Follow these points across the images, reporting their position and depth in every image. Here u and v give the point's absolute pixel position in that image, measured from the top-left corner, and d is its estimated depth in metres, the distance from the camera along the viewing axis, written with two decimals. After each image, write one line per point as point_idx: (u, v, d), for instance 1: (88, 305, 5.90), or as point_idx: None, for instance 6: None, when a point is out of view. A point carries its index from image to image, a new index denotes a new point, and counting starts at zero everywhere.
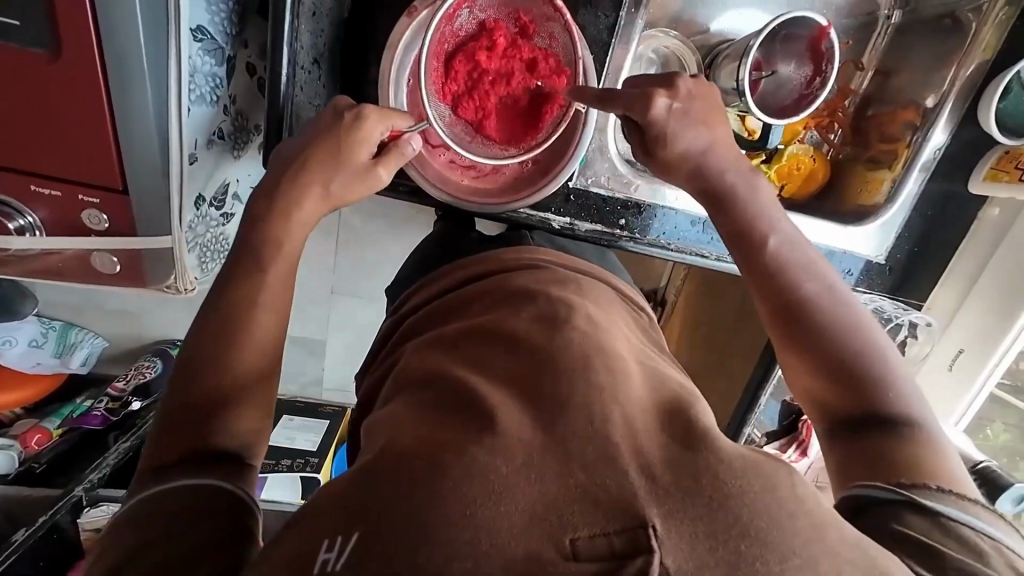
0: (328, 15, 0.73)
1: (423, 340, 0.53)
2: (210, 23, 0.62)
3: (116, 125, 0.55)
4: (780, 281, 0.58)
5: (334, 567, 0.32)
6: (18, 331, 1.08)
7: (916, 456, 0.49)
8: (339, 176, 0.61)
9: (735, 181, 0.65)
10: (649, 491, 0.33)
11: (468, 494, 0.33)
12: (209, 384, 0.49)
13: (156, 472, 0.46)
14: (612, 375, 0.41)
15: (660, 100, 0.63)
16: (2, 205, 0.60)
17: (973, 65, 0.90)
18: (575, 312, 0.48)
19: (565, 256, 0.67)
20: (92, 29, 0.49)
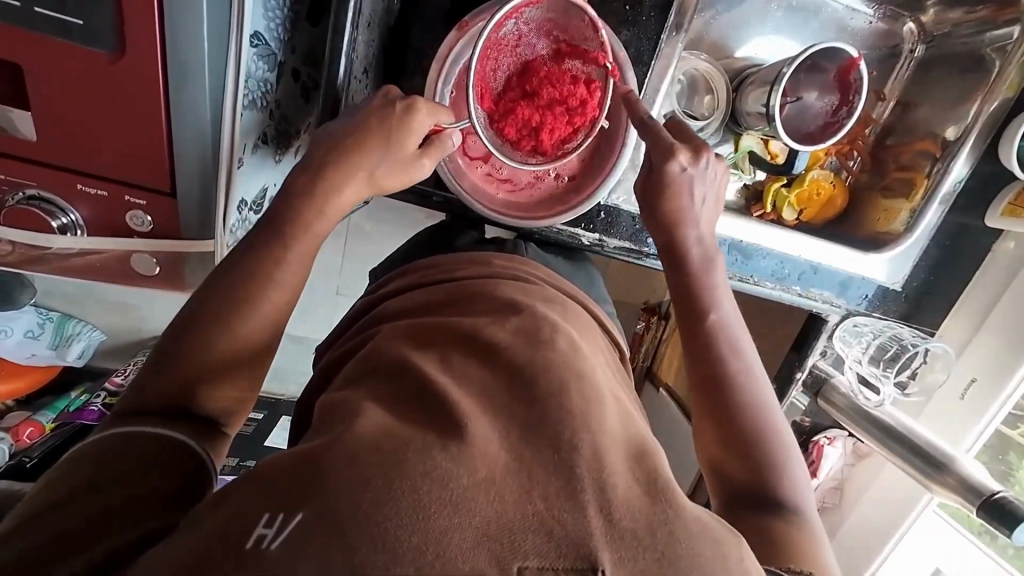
0: (378, 26, 0.71)
1: (401, 325, 0.55)
2: (268, 29, 0.56)
3: (171, 128, 0.51)
4: (711, 355, 0.64)
5: (269, 542, 0.34)
6: (15, 322, 1.16)
7: (794, 539, 0.53)
8: (385, 163, 0.62)
9: (700, 240, 0.69)
10: (605, 535, 0.36)
11: (425, 500, 0.35)
12: (200, 361, 0.53)
13: (129, 412, 0.50)
14: (586, 403, 0.43)
15: (680, 162, 0.66)
16: (43, 201, 0.54)
17: (997, 101, 0.90)
18: (557, 335, 0.51)
19: (554, 275, 0.69)
20: (157, 24, 0.46)
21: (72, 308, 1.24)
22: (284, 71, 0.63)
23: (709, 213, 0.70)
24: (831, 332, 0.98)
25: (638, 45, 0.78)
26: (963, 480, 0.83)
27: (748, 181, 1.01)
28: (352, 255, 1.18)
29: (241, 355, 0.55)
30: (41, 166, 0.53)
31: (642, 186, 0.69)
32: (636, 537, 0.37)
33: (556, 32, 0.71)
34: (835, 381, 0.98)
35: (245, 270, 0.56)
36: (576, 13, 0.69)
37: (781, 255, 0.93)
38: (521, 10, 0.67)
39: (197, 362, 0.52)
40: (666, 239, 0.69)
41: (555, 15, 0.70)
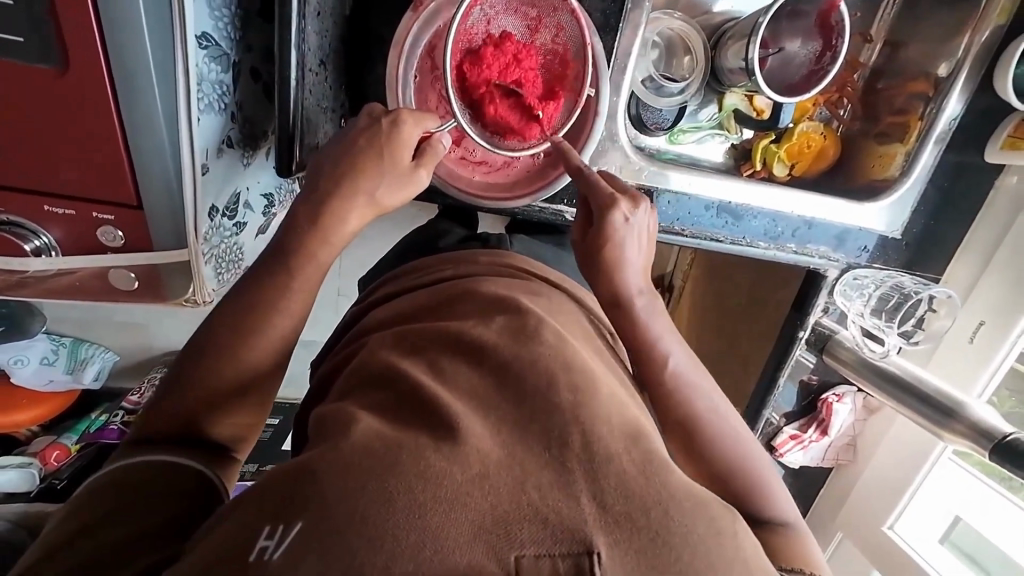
0: (331, 14, 0.68)
1: (387, 334, 0.54)
2: (215, 28, 0.55)
3: (128, 140, 0.50)
4: (672, 404, 0.61)
5: (271, 554, 0.34)
6: (30, 350, 1.18)
7: (790, 547, 0.56)
8: (385, 179, 0.61)
9: (642, 291, 0.65)
10: (598, 520, 0.36)
11: (420, 499, 0.35)
12: (209, 384, 0.54)
13: (137, 444, 0.52)
14: (574, 391, 0.43)
15: (618, 216, 0.64)
16: (15, 226, 0.55)
17: (988, 31, 0.85)
18: (543, 326, 0.49)
19: (541, 267, 0.69)
20: (95, 29, 0.45)
21: (82, 332, 1.26)
22: (241, 71, 0.62)
23: (646, 260, 0.68)
24: (832, 287, 0.96)
25: (603, 9, 0.75)
26: (974, 426, 0.81)
27: (734, 142, 1.00)
28: (348, 256, 1.19)
29: (252, 376, 0.56)
30: (8, 190, 0.53)
31: (580, 242, 0.68)
32: (630, 517, 0.37)
33: (523, 13, 0.71)
34: (839, 337, 0.98)
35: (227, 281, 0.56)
36: None
37: (772, 212, 0.91)
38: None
39: (205, 382, 0.54)
40: (612, 290, 0.64)
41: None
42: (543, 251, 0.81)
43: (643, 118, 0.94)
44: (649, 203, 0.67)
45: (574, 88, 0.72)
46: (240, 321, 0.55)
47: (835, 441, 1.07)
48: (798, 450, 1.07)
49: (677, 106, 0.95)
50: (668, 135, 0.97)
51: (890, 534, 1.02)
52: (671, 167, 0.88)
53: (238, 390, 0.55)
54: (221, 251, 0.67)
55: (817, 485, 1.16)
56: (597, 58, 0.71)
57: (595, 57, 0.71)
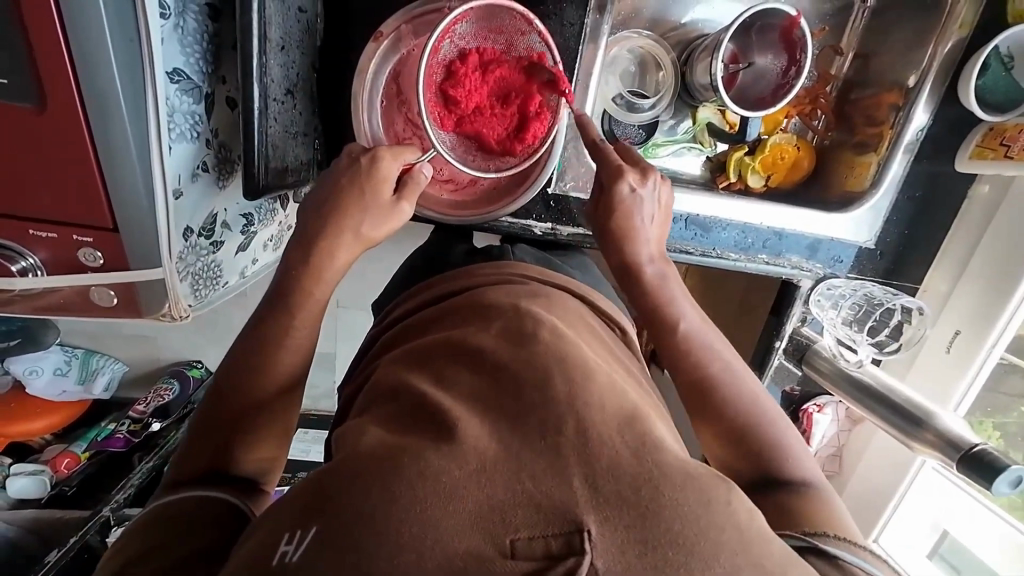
0: (296, 46, 0.71)
1: (397, 353, 0.57)
2: (187, 64, 0.60)
3: (102, 168, 0.55)
4: (688, 362, 0.63)
5: (291, 557, 0.38)
6: (43, 361, 1.22)
7: (811, 509, 0.55)
8: (369, 214, 0.64)
9: (653, 257, 0.69)
10: (590, 499, 0.37)
11: (419, 493, 0.37)
12: (234, 407, 0.58)
13: (172, 485, 0.56)
14: (570, 384, 0.44)
15: (626, 186, 0.67)
16: (3, 248, 0.59)
17: (951, 42, 0.87)
18: (541, 326, 0.52)
19: (545, 272, 0.71)
20: (70, 72, 0.49)
21: (95, 343, 1.31)
22: (215, 99, 0.66)
23: (657, 229, 0.71)
24: (806, 297, 0.98)
25: (563, 34, 0.80)
26: (941, 436, 0.82)
27: (710, 154, 1.02)
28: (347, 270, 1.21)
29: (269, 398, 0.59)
30: None
31: (591, 217, 0.71)
32: (621, 496, 0.37)
33: (491, 38, 0.72)
34: (818, 347, 0.98)
35: None
36: (505, 15, 0.71)
37: (739, 225, 0.94)
38: (452, 29, 0.69)
39: (229, 404, 0.58)
40: (624, 258, 0.68)
41: (486, 22, 0.71)
42: (542, 255, 0.84)
43: (615, 134, 0.97)
44: (660, 172, 0.70)
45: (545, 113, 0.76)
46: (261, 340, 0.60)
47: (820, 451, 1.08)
48: None
49: (649, 122, 0.98)
50: (642, 150, 0.99)
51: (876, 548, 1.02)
52: None
53: (256, 410, 0.58)
54: (198, 268, 0.71)
55: None
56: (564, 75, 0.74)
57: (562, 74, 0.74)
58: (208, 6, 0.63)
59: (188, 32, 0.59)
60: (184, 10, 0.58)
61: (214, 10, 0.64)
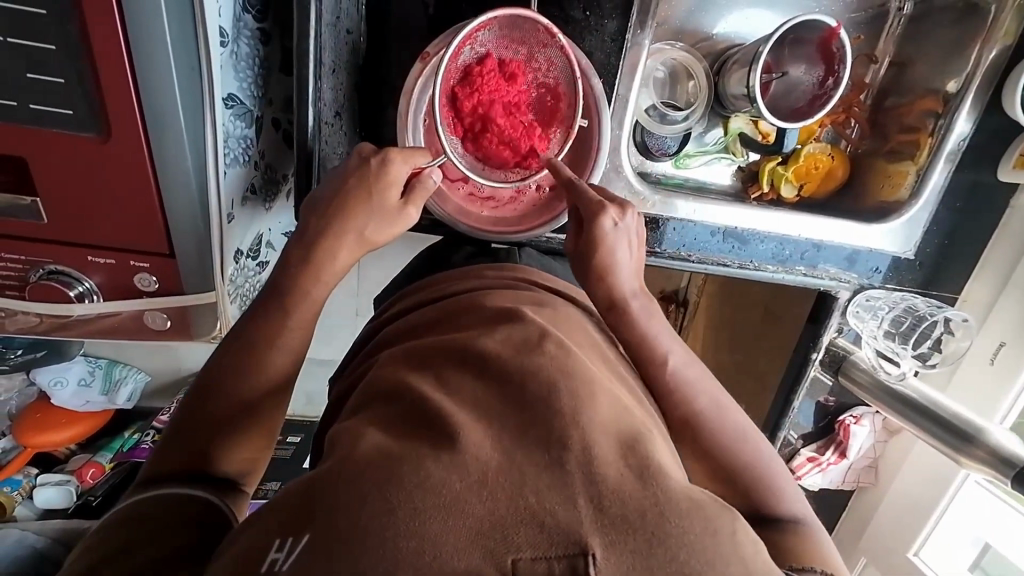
0: (345, 68, 0.72)
1: (394, 352, 0.55)
2: (241, 88, 0.60)
3: (162, 194, 0.55)
4: (677, 399, 0.60)
5: (281, 565, 0.37)
6: (69, 372, 1.25)
7: (801, 545, 0.54)
8: (374, 216, 0.63)
9: (634, 293, 0.66)
10: (594, 520, 0.36)
11: (419, 507, 0.36)
12: (215, 406, 0.55)
13: (144, 482, 0.52)
14: (574, 398, 0.42)
15: (608, 219, 0.67)
16: (61, 275, 0.59)
17: (996, 49, 0.86)
18: (548, 338, 0.49)
19: (555, 281, 0.70)
20: (134, 99, 0.50)
21: (118, 354, 1.31)
22: (263, 123, 0.67)
23: (636, 262, 0.69)
24: (844, 309, 0.96)
25: (603, 49, 0.79)
26: (994, 452, 0.79)
27: (741, 164, 1.01)
28: (364, 277, 1.19)
29: (259, 401, 0.56)
30: (52, 242, 0.58)
31: (573, 249, 0.69)
32: (627, 520, 0.36)
33: (513, 47, 0.72)
34: (855, 358, 0.96)
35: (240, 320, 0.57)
36: (529, 28, 0.70)
37: (778, 236, 0.91)
38: (474, 35, 0.69)
39: (209, 406, 0.55)
40: (608, 294, 0.65)
41: (509, 32, 0.71)
42: (553, 263, 0.82)
43: (648, 145, 0.97)
44: (634, 209, 0.70)
45: (567, 118, 0.74)
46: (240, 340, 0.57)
47: (854, 463, 1.06)
48: (817, 473, 1.06)
49: (681, 133, 0.96)
50: (674, 160, 0.99)
51: (914, 560, 1.00)
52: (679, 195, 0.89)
53: (240, 412, 0.55)
54: (246, 289, 0.73)
55: (839, 506, 1.13)
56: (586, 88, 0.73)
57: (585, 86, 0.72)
58: (260, 30, 0.63)
59: (242, 57, 0.60)
60: (239, 37, 0.59)
61: (266, 35, 0.65)
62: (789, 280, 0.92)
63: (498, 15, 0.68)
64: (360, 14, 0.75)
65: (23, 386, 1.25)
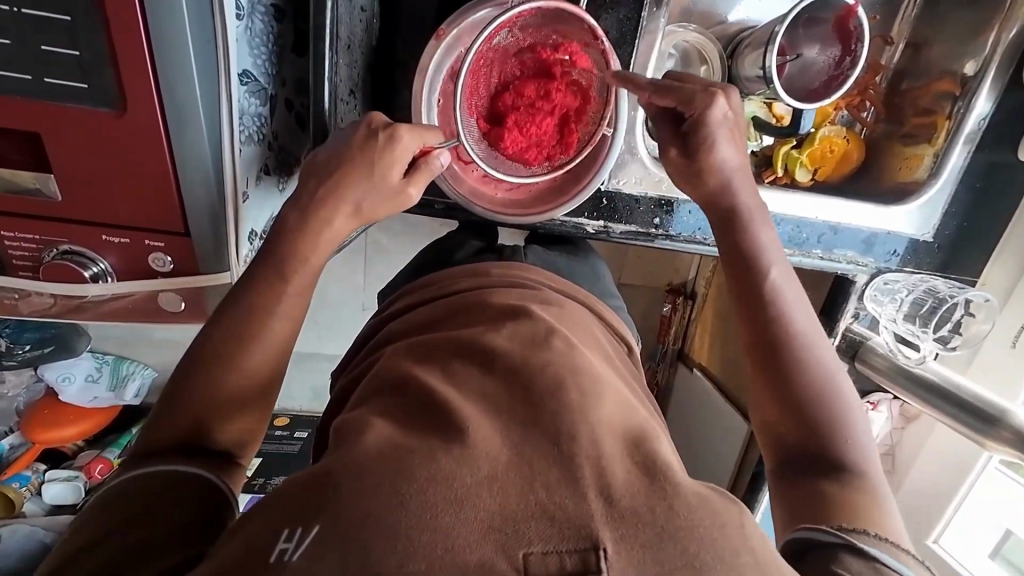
0: (359, 47, 0.71)
1: (401, 344, 0.50)
2: (255, 65, 0.60)
3: (177, 171, 0.54)
4: (767, 315, 0.60)
5: (290, 557, 0.33)
6: (76, 368, 1.24)
7: (856, 502, 0.52)
8: (372, 192, 0.61)
9: (727, 214, 0.66)
10: (605, 514, 0.34)
11: (431, 500, 0.34)
12: (211, 389, 0.53)
13: (140, 455, 0.50)
14: (584, 395, 0.40)
15: (718, 108, 0.65)
16: (75, 256, 0.59)
17: (1017, 26, 0.84)
18: (555, 334, 0.46)
19: (563, 279, 0.63)
20: (150, 71, 0.49)
21: (124, 349, 1.29)
22: (277, 102, 0.66)
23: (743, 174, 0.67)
24: (861, 293, 0.94)
25: (620, 28, 0.78)
26: (1020, 434, 0.78)
27: (756, 147, 0.99)
28: (372, 268, 1.17)
29: (258, 385, 0.55)
30: (69, 223, 0.57)
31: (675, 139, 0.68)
32: (637, 513, 0.34)
33: (554, 38, 0.72)
34: (872, 344, 0.95)
35: (242, 304, 0.56)
36: (573, 23, 0.70)
37: (794, 219, 0.90)
38: (514, 21, 0.68)
39: (206, 393, 0.52)
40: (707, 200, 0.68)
41: (551, 23, 0.70)
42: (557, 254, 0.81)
43: None
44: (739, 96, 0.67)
45: (591, 119, 0.74)
46: (240, 326, 0.55)
47: None
48: None
49: None
50: None
51: (936, 549, 1.00)
52: None
53: (237, 402, 0.54)
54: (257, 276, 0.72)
55: None
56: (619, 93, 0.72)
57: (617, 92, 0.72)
58: (273, 7, 0.62)
59: (256, 33, 0.59)
60: (253, 12, 0.58)
61: (279, 11, 0.64)
62: (801, 263, 0.91)
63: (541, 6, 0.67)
64: None
65: (31, 382, 1.24)
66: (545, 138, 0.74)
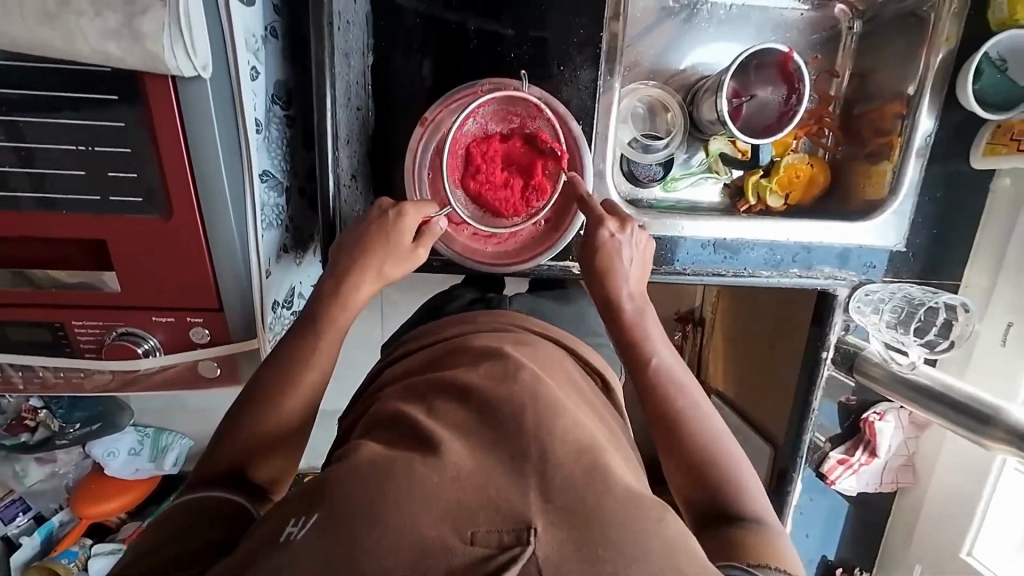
0: (358, 140, 0.84)
1: (396, 387, 0.57)
2: (273, 165, 0.72)
3: (212, 258, 0.66)
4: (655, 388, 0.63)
5: (296, 536, 0.40)
6: (120, 442, 1.34)
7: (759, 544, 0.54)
8: (389, 258, 0.71)
9: (636, 297, 0.70)
10: (539, 503, 0.40)
11: (404, 487, 0.41)
12: (255, 428, 0.61)
13: (203, 477, 0.59)
14: (540, 414, 0.47)
15: (608, 227, 0.72)
16: (129, 335, 0.69)
17: (942, 52, 0.92)
18: (523, 370, 0.53)
19: (545, 324, 0.70)
20: (191, 182, 0.61)
21: (164, 421, 1.39)
22: (292, 192, 0.78)
23: (639, 272, 0.74)
24: (845, 306, 0.98)
25: (579, 96, 0.86)
26: (1013, 430, 0.81)
27: (727, 181, 1.08)
28: (387, 324, 1.27)
29: (292, 427, 0.63)
30: (127, 308, 0.68)
31: (579, 257, 0.74)
32: (565, 502, 0.40)
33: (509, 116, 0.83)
34: (866, 353, 0.98)
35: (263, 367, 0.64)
36: (520, 102, 0.82)
37: (767, 243, 0.96)
38: (476, 110, 0.82)
39: (252, 426, 0.61)
40: (609, 291, 0.70)
41: (505, 106, 0.83)
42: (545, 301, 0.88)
43: (636, 173, 1.04)
44: (639, 223, 0.75)
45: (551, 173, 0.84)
46: (262, 384, 0.63)
47: (887, 461, 1.05)
48: (850, 475, 1.06)
49: (664, 160, 1.05)
50: (662, 184, 1.06)
51: (969, 560, 0.97)
52: (675, 215, 0.95)
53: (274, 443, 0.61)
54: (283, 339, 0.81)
55: (882, 509, 1.11)
56: (578, 146, 0.83)
57: (575, 147, 0.83)
58: (286, 117, 0.76)
59: (273, 141, 0.72)
60: (270, 124, 0.71)
61: (291, 119, 0.77)
62: (780, 283, 0.97)
63: (496, 95, 0.81)
64: (367, 92, 0.87)
65: (80, 459, 1.33)
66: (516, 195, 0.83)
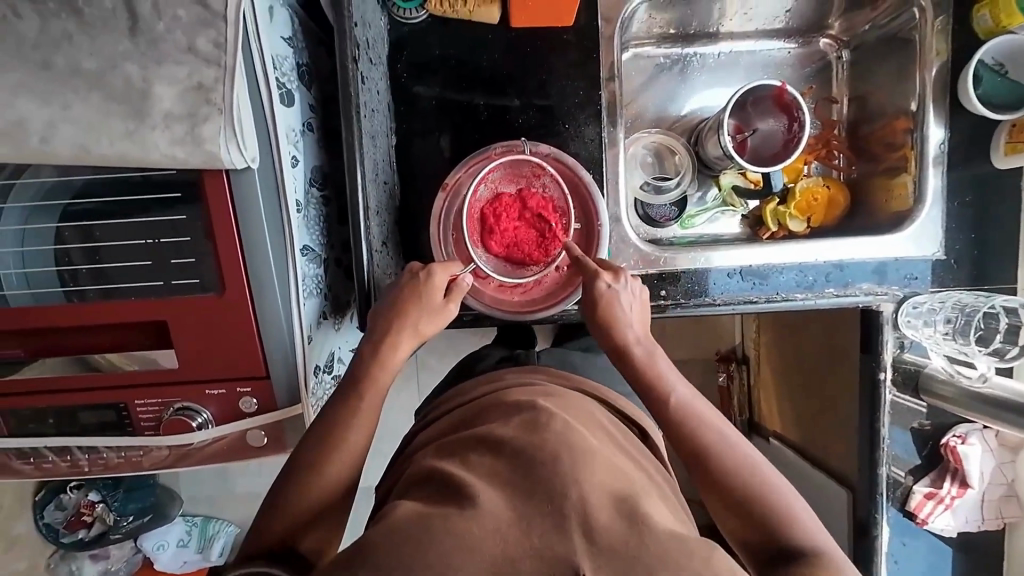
0: (386, 211, 0.92)
1: (428, 448, 0.57)
2: (312, 240, 0.79)
3: (259, 328, 0.70)
4: (687, 429, 0.62)
5: None
6: (169, 534, 1.35)
7: None
8: (423, 315, 0.74)
9: (642, 343, 0.69)
10: (585, 549, 0.41)
11: (447, 544, 0.41)
12: (293, 503, 0.62)
13: (246, 552, 0.60)
14: (576, 461, 0.46)
15: (605, 281, 0.73)
16: (184, 409, 0.73)
17: (935, 66, 0.93)
18: (554, 418, 0.52)
19: (570, 375, 0.71)
20: (242, 262, 0.68)
21: (212, 509, 1.39)
22: (329, 263, 0.85)
23: (640, 318, 0.74)
24: (894, 322, 0.93)
25: (587, 148, 0.92)
26: None
27: (744, 212, 1.09)
28: (424, 388, 1.28)
29: (326, 502, 0.62)
30: (183, 382, 0.73)
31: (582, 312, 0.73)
32: (612, 548, 0.41)
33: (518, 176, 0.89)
34: (930, 371, 0.91)
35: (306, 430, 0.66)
36: (525, 163, 0.88)
37: (796, 265, 0.95)
38: (485, 176, 0.88)
39: (291, 498, 0.62)
40: (614, 342, 0.70)
41: (512, 168, 0.89)
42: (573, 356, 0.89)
43: (652, 215, 1.07)
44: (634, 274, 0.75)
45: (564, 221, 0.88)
46: (304, 448, 0.65)
47: (983, 491, 0.93)
48: (944, 513, 0.94)
49: (677, 199, 1.08)
50: (680, 222, 1.08)
51: None
52: (707, 248, 0.95)
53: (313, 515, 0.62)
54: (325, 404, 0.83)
55: (993, 551, 0.97)
56: (591, 191, 0.87)
57: (588, 192, 0.87)
58: (322, 196, 0.84)
59: (312, 219, 0.79)
60: (308, 204, 0.79)
61: (326, 198, 0.85)
62: (819, 305, 0.94)
63: (502, 159, 0.87)
64: (393, 168, 0.95)
65: (130, 555, 1.33)
66: (533, 247, 0.87)
